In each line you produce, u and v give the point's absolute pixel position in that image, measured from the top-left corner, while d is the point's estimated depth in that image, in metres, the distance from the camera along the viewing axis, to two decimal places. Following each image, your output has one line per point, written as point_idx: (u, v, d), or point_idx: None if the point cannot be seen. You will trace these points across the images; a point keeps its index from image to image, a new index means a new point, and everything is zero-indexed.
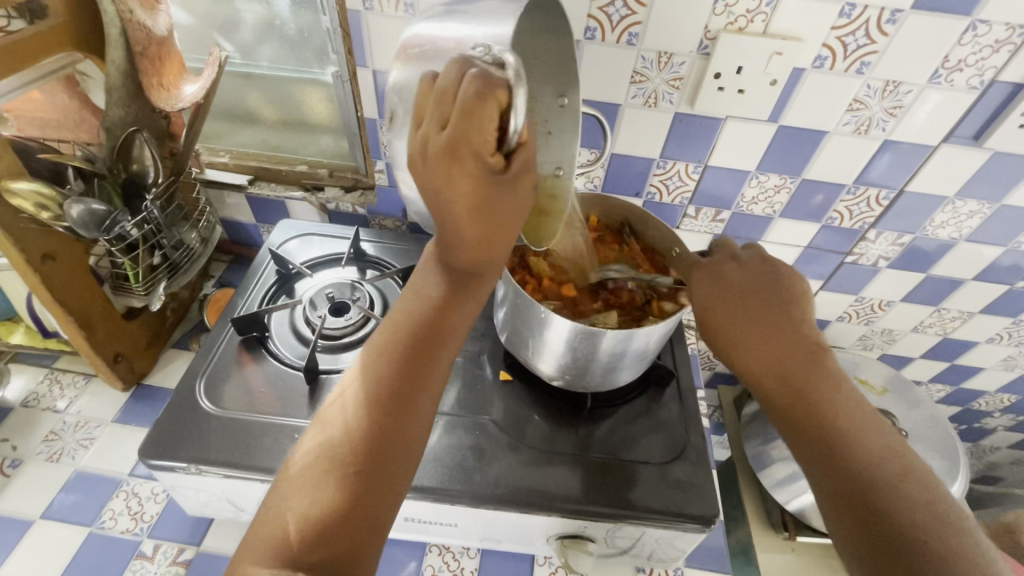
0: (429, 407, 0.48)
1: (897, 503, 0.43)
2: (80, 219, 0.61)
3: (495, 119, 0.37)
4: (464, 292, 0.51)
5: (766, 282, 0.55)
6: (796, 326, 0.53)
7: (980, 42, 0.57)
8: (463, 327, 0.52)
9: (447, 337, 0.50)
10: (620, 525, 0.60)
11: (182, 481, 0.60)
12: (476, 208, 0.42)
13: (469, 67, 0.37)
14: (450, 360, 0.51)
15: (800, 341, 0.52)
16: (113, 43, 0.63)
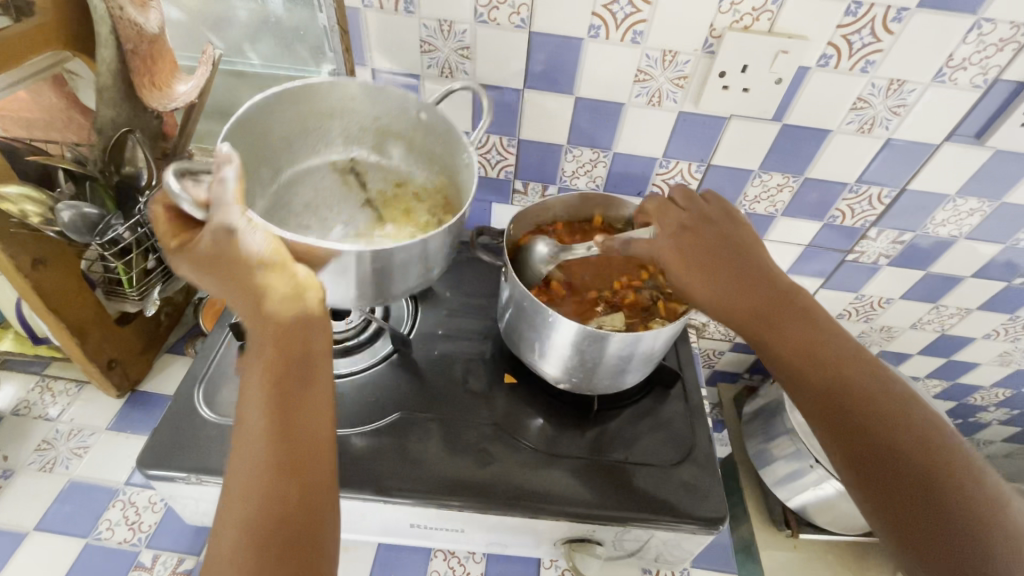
0: (314, 446, 0.45)
1: (902, 449, 0.46)
2: (72, 223, 0.59)
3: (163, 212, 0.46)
4: (286, 337, 0.46)
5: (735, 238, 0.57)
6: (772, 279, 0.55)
7: (984, 41, 0.57)
8: (307, 358, 0.47)
9: (291, 374, 0.45)
10: (628, 528, 0.60)
11: (182, 491, 0.59)
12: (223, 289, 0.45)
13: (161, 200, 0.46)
14: (304, 395, 0.46)
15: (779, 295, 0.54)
16: (104, 41, 0.60)
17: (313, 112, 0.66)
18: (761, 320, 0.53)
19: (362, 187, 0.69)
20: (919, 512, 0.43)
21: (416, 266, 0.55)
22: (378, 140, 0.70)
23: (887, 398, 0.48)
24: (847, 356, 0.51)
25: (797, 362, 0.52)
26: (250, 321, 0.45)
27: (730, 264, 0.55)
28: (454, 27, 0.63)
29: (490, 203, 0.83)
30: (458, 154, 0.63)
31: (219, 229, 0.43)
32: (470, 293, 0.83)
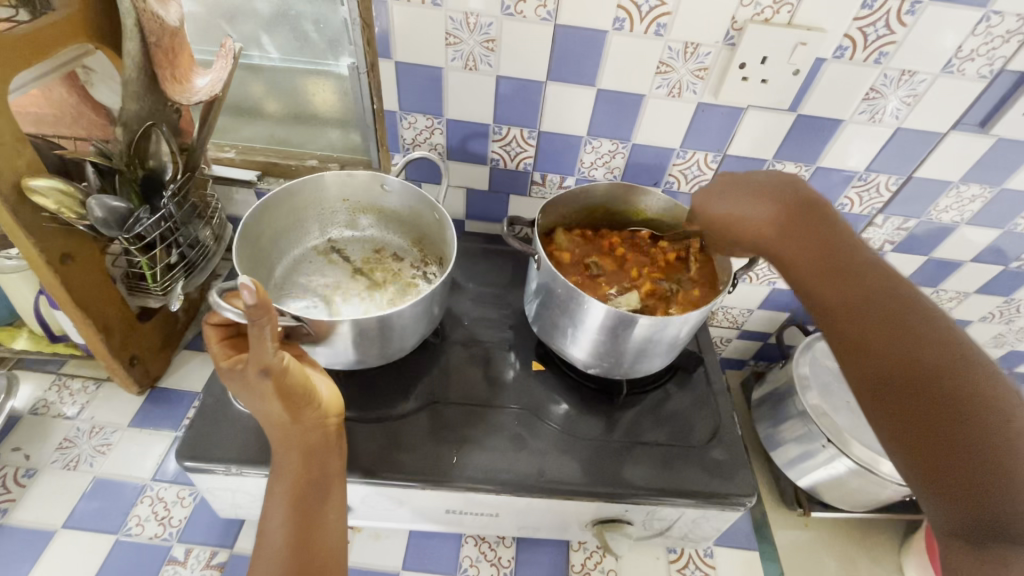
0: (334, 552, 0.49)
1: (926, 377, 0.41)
2: (104, 218, 0.58)
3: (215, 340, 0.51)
4: (316, 449, 0.51)
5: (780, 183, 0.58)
6: (811, 216, 0.54)
7: (992, 33, 0.60)
8: (325, 468, 0.52)
9: (311, 487, 0.50)
10: (660, 507, 0.62)
11: (219, 483, 0.59)
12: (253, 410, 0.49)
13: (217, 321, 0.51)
14: (329, 503, 0.51)
15: (814, 230, 0.53)
16: (129, 34, 0.60)
17: (296, 209, 0.73)
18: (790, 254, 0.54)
19: (347, 262, 0.76)
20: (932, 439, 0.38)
21: (412, 318, 0.60)
22: (348, 214, 0.78)
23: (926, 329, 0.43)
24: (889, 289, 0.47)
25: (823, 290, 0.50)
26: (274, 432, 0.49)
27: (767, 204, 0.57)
28: (480, 19, 0.64)
29: (508, 195, 0.84)
30: (428, 217, 0.73)
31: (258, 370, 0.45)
32: (490, 284, 0.84)
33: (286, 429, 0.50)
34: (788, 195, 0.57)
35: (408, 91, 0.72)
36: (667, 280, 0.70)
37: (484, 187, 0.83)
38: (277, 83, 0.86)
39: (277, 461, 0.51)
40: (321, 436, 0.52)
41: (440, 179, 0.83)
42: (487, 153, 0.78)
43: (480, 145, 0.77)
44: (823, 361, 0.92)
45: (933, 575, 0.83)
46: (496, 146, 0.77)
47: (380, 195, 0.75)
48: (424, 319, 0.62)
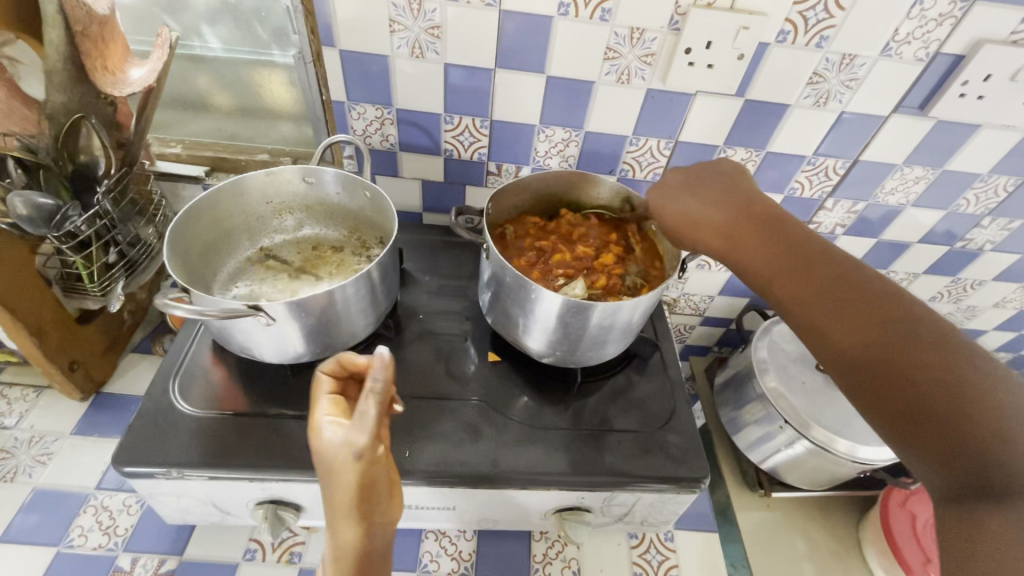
0: None
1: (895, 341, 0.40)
2: (29, 215, 0.56)
3: (325, 385, 0.48)
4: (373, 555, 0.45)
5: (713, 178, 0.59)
6: (743, 203, 0.54)
7: (926, 16, 0.61)
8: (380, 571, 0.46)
9: None
10: (617, 493, 0.62)
11: (161, 488, 0.57)
12: (324, 490, 0.43)
13: (330, 362, 0.48)
14: None
15: (751, 217, 0.53)
16: (50, 21, 0.56)
17: (217, 223, 0.64)
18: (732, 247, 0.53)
19: (284, 266, 0.68)
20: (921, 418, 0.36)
21: (358, 309, 0.58)
22: (276, 216, 0.69)
23: (872, 296, 0.43)
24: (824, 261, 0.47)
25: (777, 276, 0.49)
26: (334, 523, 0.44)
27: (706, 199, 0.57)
28: (424, 5, 0.62)
29: (464, 186, 0.83)
30: (362, 201, 0.67)
31: (347, 447, 0.41)
32: (448, 276, 0.83)
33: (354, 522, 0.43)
34: (717, 190, 0.57)
35: (355, 81, 0.70)
36: (622, 272, 0.70)
37: (439, 178, 0.82)
38: (222, 75, 0.83)
39: (331, 549, 0.45)
40: (383, 536, 0.45)
41: (394, 171, 0.81)
42: (440, 143, 0.77)
43: (433, 136, 0.76)
44: (782, 344, 0.93)
45: (887, 547, 0.85)
46: (448, 135, 0.76)
47: (304, 189, 0.67)
48: (373, 310, 0.61)
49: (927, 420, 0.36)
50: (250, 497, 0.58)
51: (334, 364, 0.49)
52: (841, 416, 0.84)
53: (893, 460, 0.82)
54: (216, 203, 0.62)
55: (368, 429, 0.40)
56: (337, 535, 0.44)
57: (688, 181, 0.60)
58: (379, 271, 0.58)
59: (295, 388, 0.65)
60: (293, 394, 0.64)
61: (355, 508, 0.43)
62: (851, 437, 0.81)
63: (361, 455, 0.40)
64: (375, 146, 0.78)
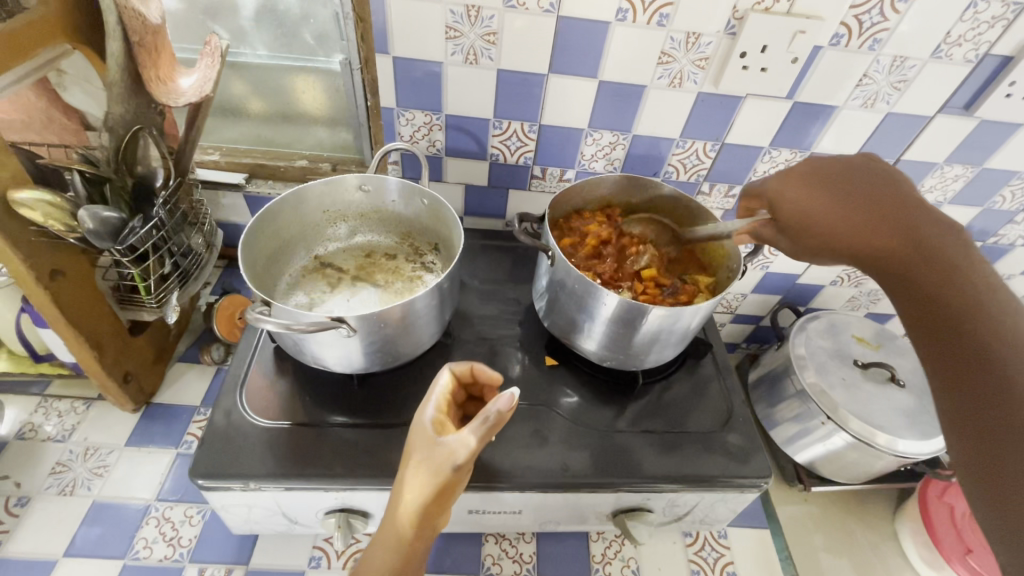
0: None
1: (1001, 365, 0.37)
2: (95, 230, 0.55)
3: (438, 389, 0.53)
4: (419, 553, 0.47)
5: (851, 171, 0.49)
6: (889, 207, 0.46)
7: (978, 19, 0.62)
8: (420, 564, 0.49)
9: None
10: (680, 494, 0.63)
11: (235, 499, 0.57)
12: (404, 477, 0.47)
13: (451, 367, 0.54)
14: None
15: (893, 208, 0.45)
16: (111, 33, 0.56)
17: (277, 233, 0.63)
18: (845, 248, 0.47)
19: (339, 273, 0.68)
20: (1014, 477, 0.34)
21: (428, 318, 0.59)
22: (330, 224, 0.69)
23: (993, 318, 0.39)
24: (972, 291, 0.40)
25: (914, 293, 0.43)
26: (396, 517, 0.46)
27: (841, 196, 0.48)
28: (481, 12, 0.62)
29: (508, 189, 0.83)
30: (418, 209, 0.67)
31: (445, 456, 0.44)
32: (493, 281, 0.83)
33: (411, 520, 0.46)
34: (850, 180, 0.48)
35: (407, 87, 0.70)
36: (667, 283, 0.69)
37: (483, 182, 0.82)
38: (260, 81, 0.85)
39: (382, 527, 0.48)
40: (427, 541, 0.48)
41: (439, 176, 0.81)
42: (487, 148, 0.77)
43: (480, 141, 0.76)
44: (818, 341, 0.94)
45: (926, 538, 0.87)
46: (496, 141, 0.76)
47: (360, 197, 0.67)
48: (439, 318, 0.61)
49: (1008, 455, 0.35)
50: (322, 506, 0.59)
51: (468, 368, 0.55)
52: (881, 411, 0.85)
53: (933, 453, 0.84)
54: (277, 213, 0.61)
55: (470, 449, 0.44)
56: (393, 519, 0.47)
57: (807, 171, 0.52)
58: (448, 279, 0.58)
59: (359, 397, 0.65)
60: (357, 403, 0.64)
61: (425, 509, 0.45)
62: (893, 431, 0.82)
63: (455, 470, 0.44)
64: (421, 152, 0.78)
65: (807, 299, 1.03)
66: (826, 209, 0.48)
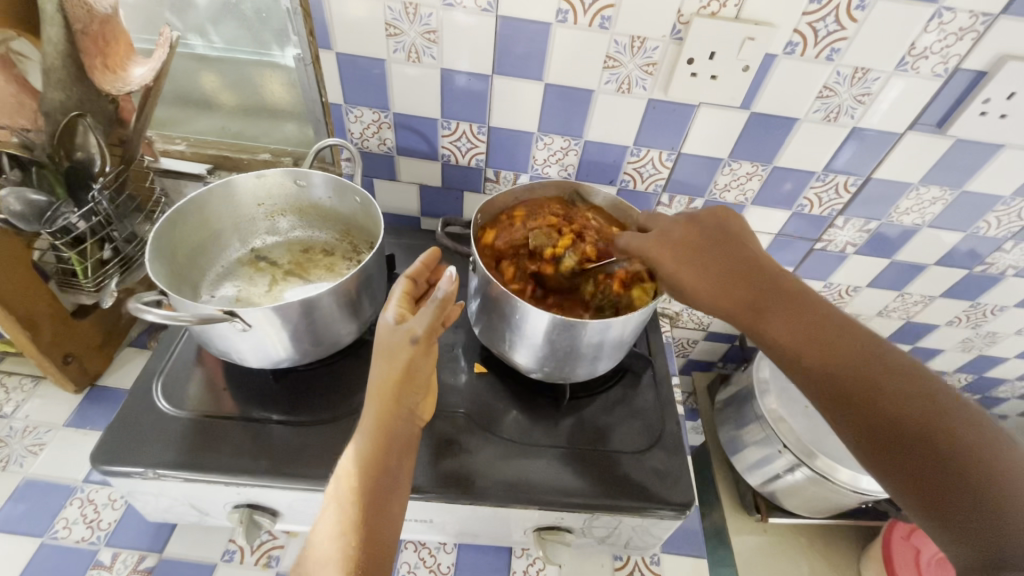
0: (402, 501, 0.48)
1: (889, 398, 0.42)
2: (21, 212, 0.57)
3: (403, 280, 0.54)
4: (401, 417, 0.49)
5: (705, 235, 0.55)
6: (742, 263, 0.52)
7: (945, 30, 0.58)
8: (409, 431, 0.50)
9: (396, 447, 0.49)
10: (597, 516, 0.60)
11: (139, 487, 0.57)
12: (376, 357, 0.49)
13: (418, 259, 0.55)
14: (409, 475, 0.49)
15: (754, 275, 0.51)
16: (49, 19, 0.57)
17: (206, 223, 0.64)
18: (730, 307, 0.50)
19: (273, 267, 0.68)
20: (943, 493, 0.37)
21: (340, 317, 0.58)
22: (267, 217, 0.69)
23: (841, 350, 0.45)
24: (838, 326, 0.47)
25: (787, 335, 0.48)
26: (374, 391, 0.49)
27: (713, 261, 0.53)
28: (420, 9, 0.62)
29: (462, 192, 0.82)
30: (353, 206, 0.66)
31: (404, 334, 0.48)
32: None
33: (385, 409, 0.48)
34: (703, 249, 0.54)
35: (353, 85, 0.70)
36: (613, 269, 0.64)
37: (437, 183, 0.81)
38: (227, 75, 0.84)
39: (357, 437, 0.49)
40: (406, 426, 0.50)
41: (392, 175, 0.81)
42: (438, 148, 0.76)
43: (430, 141, 0.75)
44: None
45: None
46: (446, 141, 0.75)
47: (295, 192, 0.67)
48: (356, 316, 0.60)
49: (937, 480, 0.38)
50: (227, 500, 0.58)
51: (421, 262, 0.55)
52: (845, 444, 0.81)
53: None
54: (205, 204, 0.62)
55: (424, 325, 0.47)
56: (368, 421, 0.49)
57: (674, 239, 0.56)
58: (361, 278, 0.57)
59: (276, 392, 0.64)
60: (275, 398, 0.64)
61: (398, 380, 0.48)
62: (854, 466, 0.78)
63: (415, 344, 0.48)
64: (373, 150, 0.77)
65: None
66: (702, 271, 0.52)
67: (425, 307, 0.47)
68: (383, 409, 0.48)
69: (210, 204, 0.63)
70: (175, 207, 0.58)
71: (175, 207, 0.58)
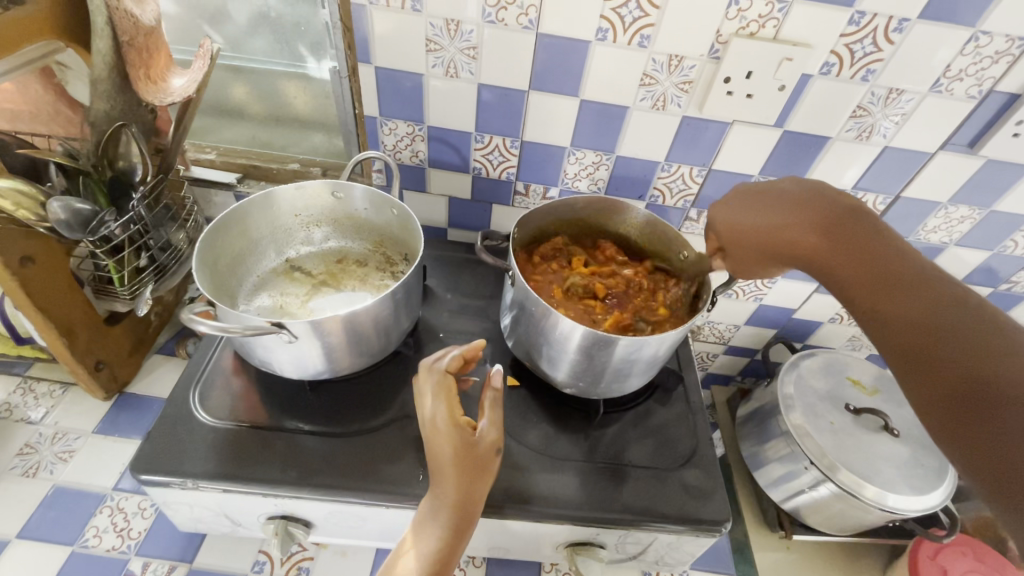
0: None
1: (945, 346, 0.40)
2: (66, 220, 0.57)
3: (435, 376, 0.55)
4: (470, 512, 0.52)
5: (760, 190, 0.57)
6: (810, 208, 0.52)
7: (980, 53, 0.58)
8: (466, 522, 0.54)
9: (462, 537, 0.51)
10: (631, 532, 0.60)
11: (176, 497, 0.57)
12: (443, 457, 0.51)
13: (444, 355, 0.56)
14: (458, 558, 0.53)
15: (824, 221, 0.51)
16: (99, 32, 0.58)
17: (245, 233, 0.65)
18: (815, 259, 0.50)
19: (308, 278, 0.68)
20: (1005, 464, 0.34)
21: (380, 329, 0.58)
22: (303, 228, 0.70)
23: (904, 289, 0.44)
24: (908, 273, 0.45)
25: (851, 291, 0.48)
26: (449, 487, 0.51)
27: (776, 205, 0.53)
28: (461, 26, 0.62)
29: (491, 204, 0.82)
30: (389, 218, 0.67)
31: (490, 446, 0.53)
32: (470, 295, 0.81)
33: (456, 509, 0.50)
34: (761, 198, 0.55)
35: (391, 97, 0.70)
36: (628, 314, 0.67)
37: (466, 196, 0.82)
38: (260, 85, 0.85)
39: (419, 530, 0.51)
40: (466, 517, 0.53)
41: (422, 187, 0.81)
42: (469, 161, 0.77)
43: (462, 154, 0.76)
44: (809, 381, 0.90)
45: None
46: (478, 154, 0.76)
47: (334, 204, 0.68)
48: (395, 328, 0.61)
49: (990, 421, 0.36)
50: (262, 511, 0.58)
51: (462, 356, 0.56)
52: (871, 462, 0.81)
53: (925, 511, 0.78)
54: (249, 212, 0.63)
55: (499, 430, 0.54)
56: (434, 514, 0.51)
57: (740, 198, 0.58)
58: (401, 291, 0.57)
59: (309, 404, 0.64)
60: (310, 409, 0.64)
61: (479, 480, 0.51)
62: (881, 483, 0.78)
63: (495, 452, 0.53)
64: (405, 162, 0.78)
65: (804, 335, 0.99)
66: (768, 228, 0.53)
67: (494, 414, 0.55)
68: (455, 509, 0.50)
69: (253, 213, 0.64)
70: (222, 213, 0.59)
71: (222, 213, 0.59)
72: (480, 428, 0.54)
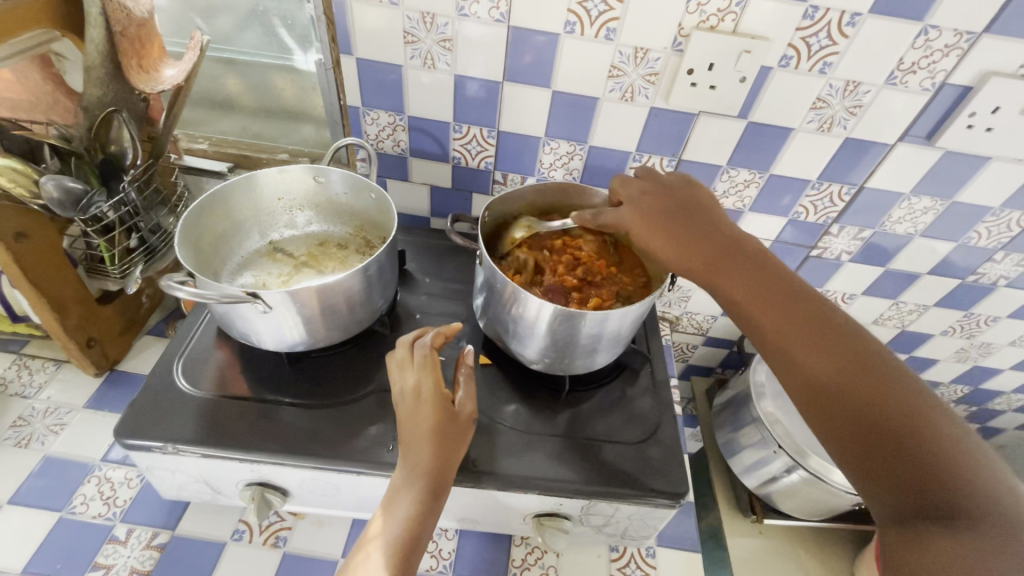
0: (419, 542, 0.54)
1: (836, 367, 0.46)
2: (58, 198, 0.61)
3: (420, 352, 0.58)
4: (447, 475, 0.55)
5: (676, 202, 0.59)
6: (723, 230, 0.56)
7: (931, 47, 0.61)
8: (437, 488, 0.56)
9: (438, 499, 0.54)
10: (595, 502, 0.62)
11: (158, 462, 0.60)
12: (424, 423, 0.54)
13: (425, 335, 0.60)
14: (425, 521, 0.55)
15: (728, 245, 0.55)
16: (93, 22, 0.61)
17: (229, 214, 0.68)
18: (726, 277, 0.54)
19: (290, 259, 0.71)
20: (873, 438, 0.42)
21: (355, 302, 0.61)
22: (286, 211, 0.73)
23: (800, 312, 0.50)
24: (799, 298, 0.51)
25: (749, 305, 0.51)
26: (430, 451, 0.53)
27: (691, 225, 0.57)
28: (437, 19, 0.66)
29: (471, 193, 0.85)
30: (368, 202, 0.70)
31: (467, 417, 0.57)
32: (449, 280, 0.84)
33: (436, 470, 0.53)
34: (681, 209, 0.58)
35: (373, 88, 0.74)
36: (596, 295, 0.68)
37: (447, 184, 0.85)
38: (249, 77, 0.87)
39: (396, 491, 0.53)
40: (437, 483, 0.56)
41: (404, 176, 0.84)
42: (449, 151, 0.80)
43: (442, 144, 0.79)
44: None
45: None
46: (457, 144, 0.79)
47: (314, 188, 0.71)
48: (368, 304, 0.63)
49: (874, 430, 0.42)
50: (241, 478, 0.61)
51: (444, 335, 0.60)
52: None
53: None
54: (232, 193, 0.66)
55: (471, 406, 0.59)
56: (412, 475, 0.53)
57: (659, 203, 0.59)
58: (373, 267, 0.60)
59: (288, 378, 0.67)
60: (289, 382, 0.67)
61: (456, 445, 0.55)
62: None
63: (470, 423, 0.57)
64: (387, 151, 0.81)
65: None
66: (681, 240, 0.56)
67: (468, 389, 0.59)
68: (433, 470, 0.53)
69: (236, 194, 0.67)
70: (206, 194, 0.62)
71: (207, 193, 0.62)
72: (457, 402, 0.58)
